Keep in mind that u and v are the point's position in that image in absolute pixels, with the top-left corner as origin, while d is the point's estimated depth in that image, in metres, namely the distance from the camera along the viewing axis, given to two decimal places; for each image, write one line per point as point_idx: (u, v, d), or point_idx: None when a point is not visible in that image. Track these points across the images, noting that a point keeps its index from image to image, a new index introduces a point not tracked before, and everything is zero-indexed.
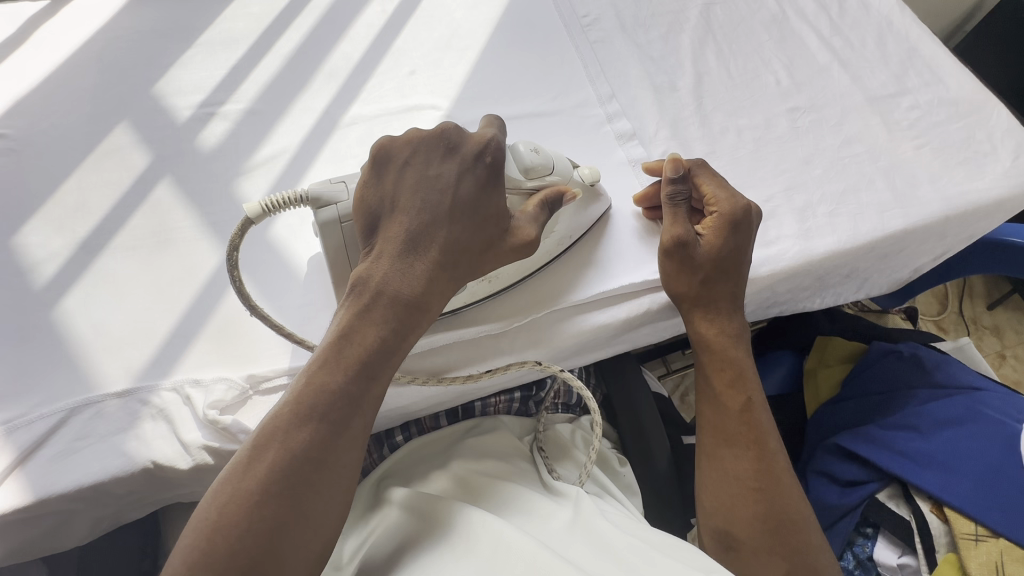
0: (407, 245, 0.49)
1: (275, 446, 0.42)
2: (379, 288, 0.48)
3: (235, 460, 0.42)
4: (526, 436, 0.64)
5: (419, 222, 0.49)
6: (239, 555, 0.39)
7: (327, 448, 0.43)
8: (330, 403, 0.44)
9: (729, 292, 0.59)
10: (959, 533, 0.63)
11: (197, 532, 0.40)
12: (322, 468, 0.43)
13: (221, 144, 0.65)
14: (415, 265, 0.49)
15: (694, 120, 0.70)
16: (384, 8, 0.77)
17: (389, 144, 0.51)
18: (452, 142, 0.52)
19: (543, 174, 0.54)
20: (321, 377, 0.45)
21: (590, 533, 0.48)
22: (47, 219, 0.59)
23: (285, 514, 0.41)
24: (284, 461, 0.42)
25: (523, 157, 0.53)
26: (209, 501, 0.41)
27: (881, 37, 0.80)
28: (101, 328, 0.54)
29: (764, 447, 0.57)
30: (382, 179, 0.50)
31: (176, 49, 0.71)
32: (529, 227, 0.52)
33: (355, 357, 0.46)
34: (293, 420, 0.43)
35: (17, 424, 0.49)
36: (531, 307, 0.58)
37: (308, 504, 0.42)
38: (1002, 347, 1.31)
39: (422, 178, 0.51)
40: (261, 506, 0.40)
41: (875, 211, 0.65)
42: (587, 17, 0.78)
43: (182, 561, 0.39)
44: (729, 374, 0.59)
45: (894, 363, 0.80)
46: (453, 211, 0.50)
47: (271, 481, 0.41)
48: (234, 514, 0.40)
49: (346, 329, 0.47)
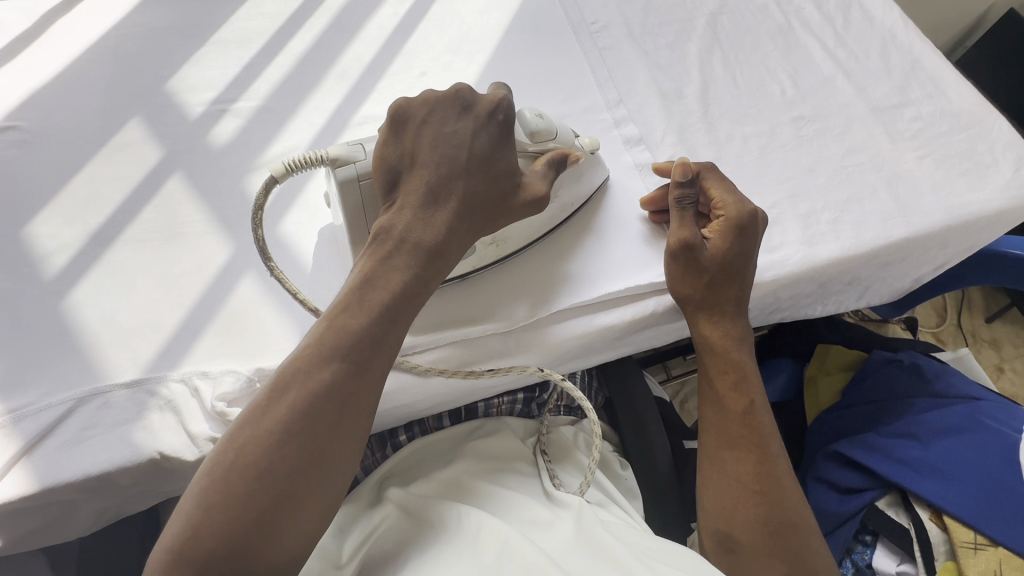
0: (428, 197, 0.50)
1: (298, 385, 0.43)
2: (401, 236, 0.49)
3: (256, 400, 0.43)
4: (529, 438, 0.64)
5: (436, 177, 0.51)
6: (265, 489, 0.40)
7: (350, 387, 0.44)
8: (351, 344, 0.45)
9: (734, 296, 0.60)
10: (957, 542, 0.64)
11: (217, 471, 0.40)
12: (344, 409, 0.43)
13: (232, 140, 0.66)
14: (435, 218, 0.50)
15: (700, 126, 0.71)
16: (396, 10, 0.78)
17: (408, 104, 0.52)
18: (467, 101, 0.53)
19: (547, 138, 0.56)
20: (344, 319, 0.46)
21: (591, 541, 0.48)
22: (60, 211, 0.59)
23: (304, 456, 0.41)
24: (307, 400, 0.42)
25: (529, 121, 0.56)
26: (229, 440, 0.41)
27: (885, 49, 0.81)
28: (110, 319, 0.55)
29: (765, 450, 0.57)
30: (400, 135, 0.51)
31: (189, 46, 0.72)
32: (540, 184, 0.54)
33: (376, 301, 0.47)
34: (316, 360, 0.44)
35: (23, 413, 0.49)
36: (541, 286, 0.60)
37: (330, 442, 0.42)
38: (999, 360, 1.33)
39: (440, 136, 0.52)
40: (281, 445, 0.41)
41: (878, 219, 0.65)
42: (596, 24, 0.80)
43: (204, 497, 0.39)
44: (732, 377, 0.60)
45: (894, 372, 0.81)
46: (468, 169, 0.52)
47: (292, 421, 0.42)
48: (254, 452, 0.40)
49: (368, 275, 0.48)
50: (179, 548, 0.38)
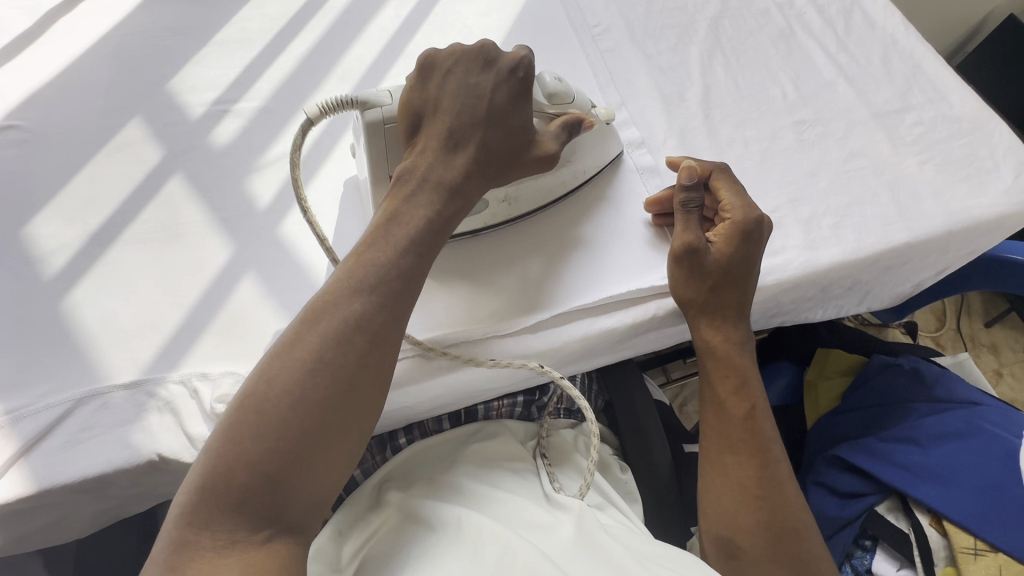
0: (445, 143, 0.52)
1: (328, 317, 0.44)
2: (423, 175, 0.51)
3: (287, 334, 0.44)
4: (529, 441, 0.64)
5: (456, 126, 0.52)
6: (300, 416, 0.41)
7: (380, 316, 0.45)
8: (378, 277, 0.46)
9: (736, 301, 0.60)
10: (957, 547, 0.64)
11: (251, 402, 0.41)
12: (374, 337, 0.45)
13: (234, 141, 0.66)
14: (455, 159, 0.52)
15: (701, 130, 0.71)
16: (398, 12, 0.78)
17: (436, 54, 0.54)
18: (490, 56, 0.54)
19: (564, 101, 0.59)
20: (371, 254, 0.47)
21: (592, 544, 0.49)
22: (60, 211, 0.59)
23: (336, 384, 0.43)
24: (338, 329, 0.44)
25: (548, 84, 0.58)
26: (261, 373, 0.43)
27: (886, 54, 0.81)
28: (110, 319, 0.54)
29: (766, 454, 0.57)
30: (426, 86, 0.53)
31: (191, 47, 0.72)
32: (551, 143, 0.56)
33: (403, 236, 0.49)
34: (343, 293, 0.45)
35: (22, 414, 0.49)
36: (550, 247, 0.62)
37: (361, 369, 0.44)
38: (999, 365, 1.33)
39: (463, 87, 0.53)
40: (314, 374, 0.42)
41: (879, 224, 0.65)
42: (598, 26, 0.80)
43: (239, 427, 0.41)
44: (734, 381, 0.60)
45: (894, 377, 0.80)
46: (487, 120, 0.53)
47: (323, 351, 0.43)
48: (289, 381, 0.42)
49: (393, 213, 0.50)
50: (217, 479, 0.40)
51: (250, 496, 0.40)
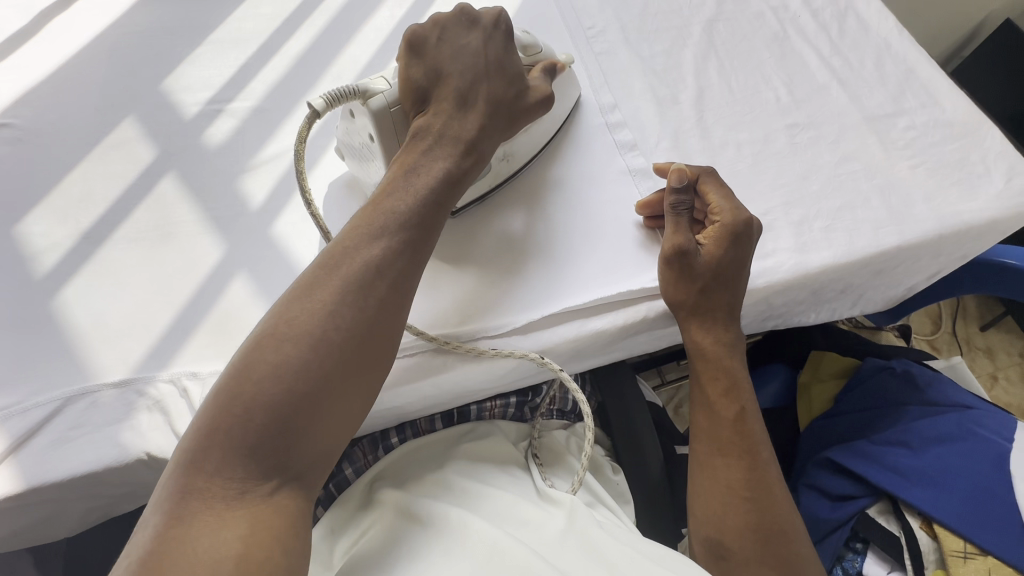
0: (456, 100, 0.55)
1: (351, 260, 0.47)
2: (438, 132, 0.54)
3: (309, 276, 0.46)
4: (522, 442, 0.64)
5: (463, 84, 0.55)
6: (318, 355, 0.43)
7: (398, 263, 0.48)
8: (398, 226, 0.49)
9: (726, 302, 0.60)
10: (947, 551, 0.65)
11: (273, 336, 0.43)
12: (395, 280, 0.47)
13: (228, 140, 0.66)
14: (466, 116, 0.55)
15: (695, 132, 0.72)
16: (393, 13, 0.79)
17: (420, 28, 0.57)
18: (472, 16, 0.58)
19: (536, 51, 0.63)
20: (391, 203, 0.50)
21: (583, 540, 0.49)
22: (52, 210, 0.59)
23: (359, 321, 0.45)
24: (361, 271, 0.46)
25: (520, 36, 0.62)
26: (284, 311, 0.45)
27: (879, 58, 0.81)
28: (101, 318, 0.54)
29: (755, 457, 0.57)
30: (420, 53, 0.56)
31: (186, 46, 0.72)
32: (543, 87, 0.60)
33: (421, 188, 0.51)
34: (361, 240, 0.48)
35: (11, 412, 0.49)
36: (535, 199, 0.65)
37: (383, 308, 0.46)
38: (993, 368, 1.33)
39: (457, 47, 0.56)
40: (338, 312, 0.44)
41: (870, 228, 0.66)
42: (593, 28, 0.80)
43: (256, 365, 0.42)
44: (724, 383, 0.60)
45: (886, 380, 0.81)
46: (490, 71, 0.57)
47: (346, 291, 0.45)
48: (313, 317, 0.44)
49: (411, 166, 0.52)
50: (229, 421, 0.41)
51: (268, 433, 0.41)
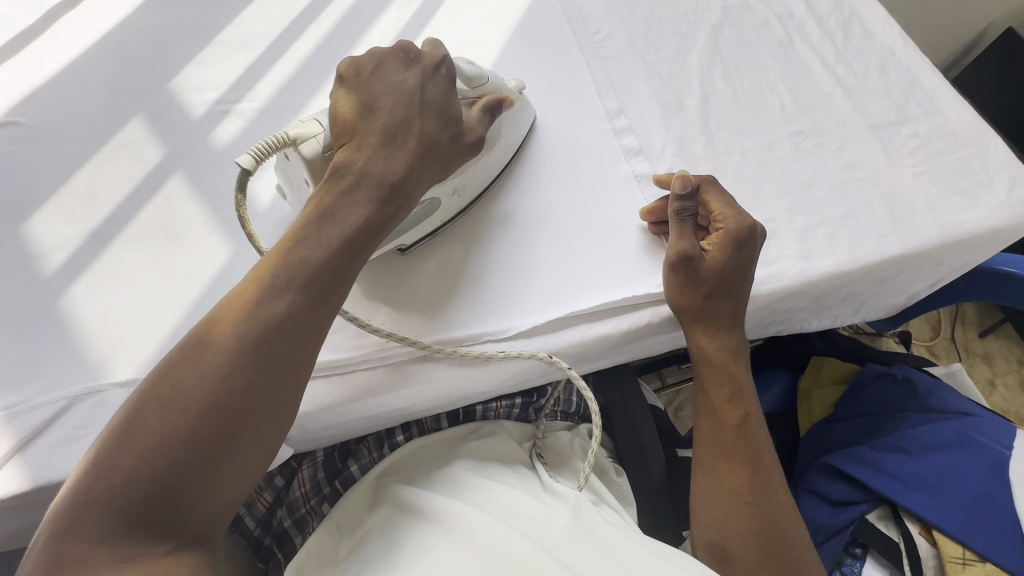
0: (386, 136, 0.53)
1: (250, 313, 0.45)
2: (360, 171, 0.51)
3: (205, 329, 0.44)
4: (526, 442, 0.65)
5: (394, 119, 0.53)
6: (205, 423, 0.41)
7: (298, 319, 0.46)
8: (306, 277, 0.47)
9: (730, 308, 0.61)
10: (946, 557, 0.65)
11: (161, 397, 0.41)
12: (298, 336, 0.46)
13: (235, 140, 0.66)
14: (393, 156, 0.52)
15: (700, 138, 0.72)
16: (401, 15, 0.79)
17: (359, 61, 0.57)
18: (412, 53, 0.57)
19: (482, 82, 0.60)
20: (300, 252, 0.48)
21: (591, 535, 0.51)
22: (59, 209, 0.59)
23: (255, 382, 0.43)
24: (260, 327, 0.44)
25: (464, 70, 0.59)
26: (174, 367, 0.42)
27: (884, 66, 0.82)
28: (108, 318, 0.55)
29: (759, 462, 0.58)
30: (354, 87, 0.55)
31: (194, 46, 0.72)
32: (479, 127, 0.58)
33: (335, 235, 0.49)
34: (263, 291, 0.46)
35: (18, 410, 0.49)
36: (479, 232, 0.63)
37: (282, 367, 0.44)
38: (992, 375, 1.34)
39: (392, 83, 0.55)
40: (232, 371, 0.43)
41: (873, 235, 0.66)
42: (599, 33, 0.80)
43: (137, 432, 0.40)
44: (728, 389, 0.60)
45: (886, 386, 0.81)
46: (424, 110, 0.55)
47: (243, 349, 0.43)
48: (205, 377, 0.42)
49: (326, 209, 0.50)
50: (104, 489, 0.39)
51: (151, 501, 0.39)
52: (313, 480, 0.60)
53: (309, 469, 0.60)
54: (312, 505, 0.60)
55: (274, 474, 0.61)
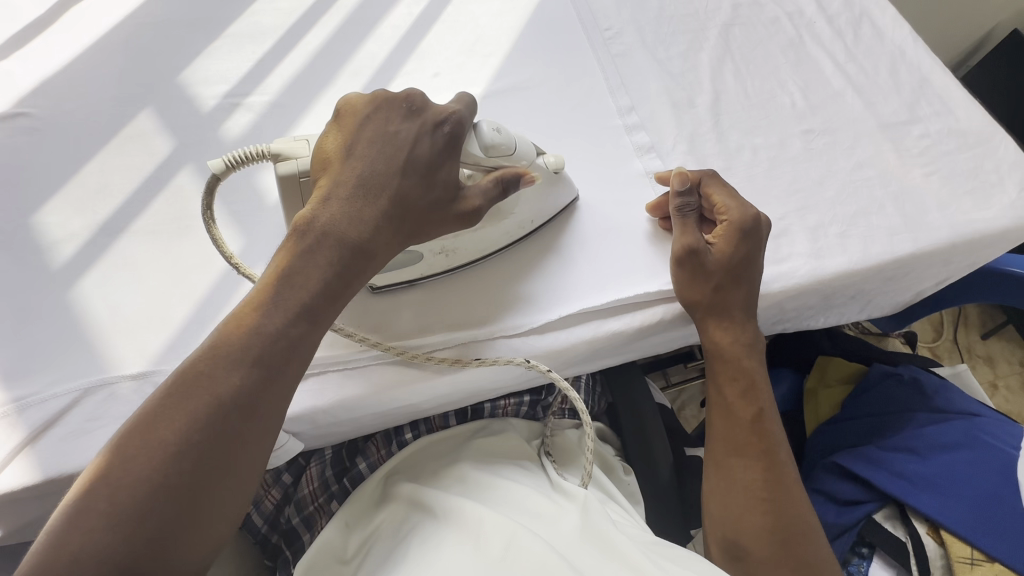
0: (357, 191, 0.49)
1: (201, 390, 0.41)
2: (323, 229, 0.47)
3: (149, 408, 0.40)
4: (534, 440, 0.64)
5: (369, 173, 0.49)
6: (148, 516, 0.36)
7: (258, 394, 0.42)
8: (263, 347, 0.43)
9: (742, 300, 0.60)
10: (953, 557, 0.65)
11: (97, 489, 0.36)
12: (252, 412, 0.41)
13: (245, 134, 0.66)
14: (363, 211, 0.48)
15: (711, 136, 0.72)
16: (411, 10, 0.79)
17: (356, 100, 0.54)
18: (415, 105, 0.53)
19: (504, 153, 0.54)
20: (257, 319, 0.44)
21: (599, 538, 0.49)
22: (69, 200, 0.59)
23: (204, 466, 0.39)
24: (210, 406, 0.40)
25: (484, 135, 0.53)
26: (111, 454, 0.38)
27: (894, 66, 0.81)
28: (118, 310, 0.54)
29: (774, 457, 0.57)
30: (344, 131, 0.52)
31: (204, 39, 0.72)
32: (476, 199, 0.52)
33: (296, 300, 0.45)
34: (221, 363, 0.42)
35: (28, 402, 0.49)
36: (474, 302, 0.59)
37: (235, 449, 0.40)
38: (994, 376, 1.34)
39: (381, 133, 0.51)
40: (180, 456, 0.38)
41: (885, 234, 0.66)
42: (609, 30, 0.80)
43: (69, 532, 0.35)
44: (742, 383, 0.60)
45: (894, 387, 0.81)
46: (404, 172, 0.50)
47: (193, 429, 0.39)
48: (146, 463, 0.38)
49: (287, 271, 0.46)
50: None
51: None
52: (322, 478, 0.60)
53: (317, 466, 0.60)
54: (320, 503, 0.59)
55: (282, 472, 0.61)
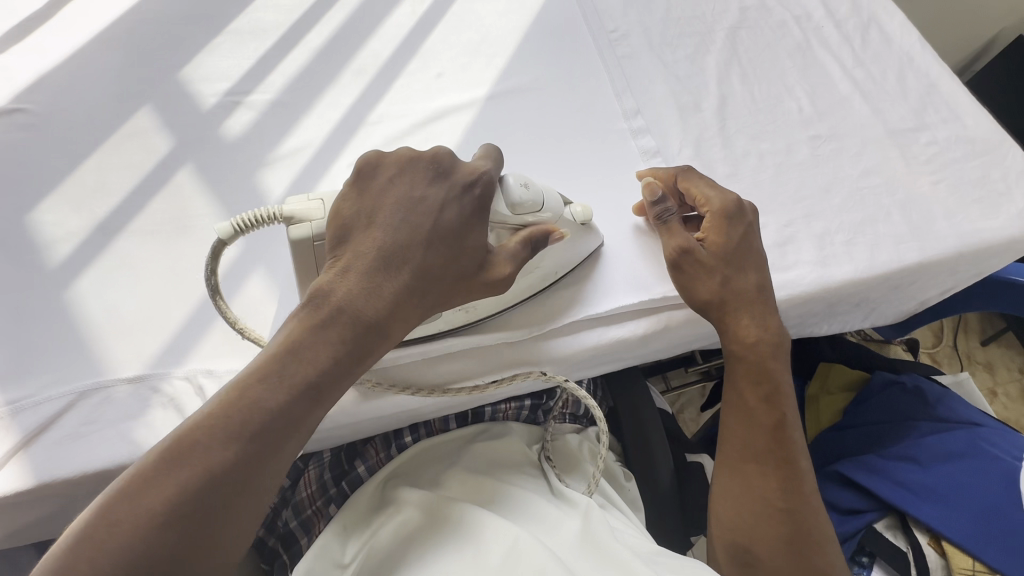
0: (378, 263, 0.45)
1: (193, 463, 0.37)
2: (339, 305, 0.44)
3: (136, 472, 0.37)
4: (535, 445, 0.63)
5: (388, 243, 0.46)
6: None
7: (252, 471, 0.39)
8: (263, 423, 0.40)
9: (754, 285, 0.58)
10: (955, 568, 0.64)
11: (74, 559, 0.34)
12: (245, 492, 0.38)
13: (245, 133, 0.65)
14: (382, 288, 0.45)
15: (717, 141, 0.71)
16: (415, 9, 0.78)
17: (379, 159, 0.49)
18: (443, 169, 0.50)
19: (532, 211, 0.52)
20: (259, 392, 0.40)
21: (598, 546, 0.48)
22: (66, 198, 0.58)
23: (189, 547, 0.36)
24: (201, 483, 0.37)
25: (515, 193, 0.51)
26: (93, 520, 0.35)
27: (902, 72, 0.81)
28: (115, 312, 0.53)
29: (794, 467, 0.56)
30: (363, 191, 0.47)
31: (205, 35, 0.71)
32: (505, 264, 0.49)
33: (301, 377, 0.42)
34: (218, 436, 0.38)
35: (23, 405, 0.48)
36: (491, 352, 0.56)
37: (223, 529, 0.37)
38: (993, 384, 1.33)
39: (409, 199, 0.48)
40: (164, 535, 0.35)
41: (891, 243, 0.65)
42: (616, 32, 0.79)
43: None
44: (765, 388, 0.58)
45: (897, 394, 0.81)
46: (429, 243, 0.47)
47: (181, 505, 0.36)
48: (127, 539, 0.34)
49: (296, 344, 0.43)
50: None
51: None
52: (319, 481, 0.59)
53: (315, 469, 0.59)
54: (318, 507, 0.58)
55: None
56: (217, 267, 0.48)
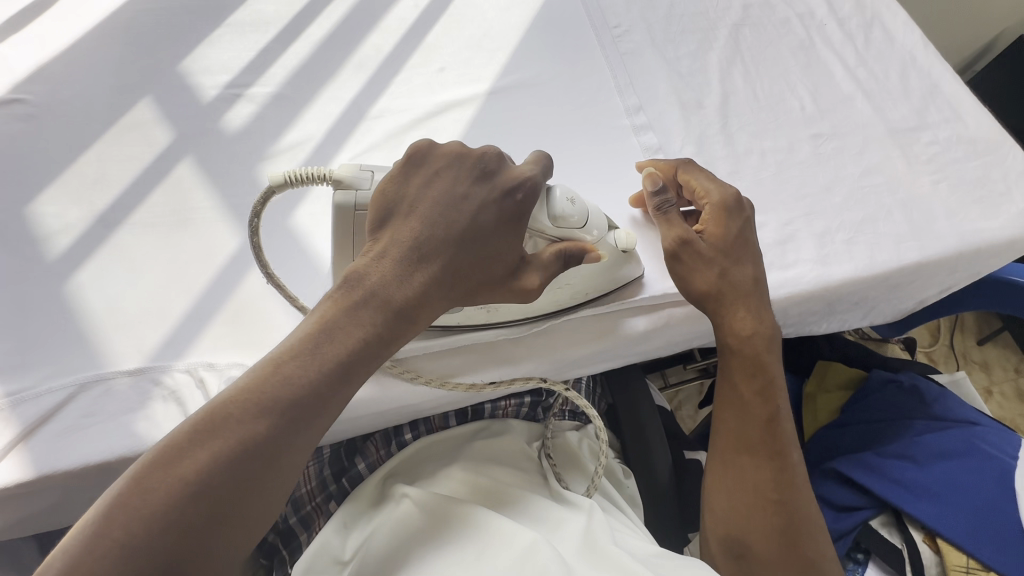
0: (409, 254, 0.46)
1: (225, 434, 0.38)
2: (373, 288, 0.45)
3: (173, 439, 0.38)
4: (534, 442, 0.64)
5: (427, 237, 0.46)
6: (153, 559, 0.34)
7: (281, 445, 0.39)
8: (294, 399, 0.40)
9: (750, 278, 0.58)
10: (949, 564, 0.65)
11: (111, 518, 0.35)
12: (273, 463, 0.39)
13: (246, 126, 0.64)
14: (414, 276, 0.46)
15: (719, 138, 0.71)
16: (418, 2, 0.77)
17: (428, 149, 0.49)
18: (488, 168, 0.49)
19: (574, 226, 0.51)
20: (291, 369, 0.41)
21: (596, 551, 0.48)
22: (66, 190, 0.58)
23: (219, 513, 0.37)
24: (233, 452, 0.38)
25: (558, 205, 0.50)
26: (132, 481, 0.36)
27: (904, 71, 0.81)
28: (116, 304, 0.53)
29: (787, 459, 0.57)
30: (409, 177, 0.47)
31: (205, 27, 0.71)
32: (536, 277, 0.48)
33: (332, 356, 0.42)
34: (250, 409, 0.39)
35: (23, 397, 0.48)
36: (501, 347, 0.57)
37: (252, 499, 0.38)
38: (989, 383, 1.34)
39: (448, 194, 0.48)
40: (196, 499, 0.36)
41: (892, 242, 0.66)
42: (619, 28, 0.79)
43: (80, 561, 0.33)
44: (758, 383, 0.58)
45: (894, 393, 0.82)
46: (462, 244, 0.47)
47: (213, 473, 0.37)
48: (163, 502, 0.36)
49: (329, 324, 0.43)
50: None
51: None
52: (319, 477, 0.59)
53: (314, 466, 0.59)
54: (318, 503, 0.59)
55: None
56: (260, 214, 0.48)
